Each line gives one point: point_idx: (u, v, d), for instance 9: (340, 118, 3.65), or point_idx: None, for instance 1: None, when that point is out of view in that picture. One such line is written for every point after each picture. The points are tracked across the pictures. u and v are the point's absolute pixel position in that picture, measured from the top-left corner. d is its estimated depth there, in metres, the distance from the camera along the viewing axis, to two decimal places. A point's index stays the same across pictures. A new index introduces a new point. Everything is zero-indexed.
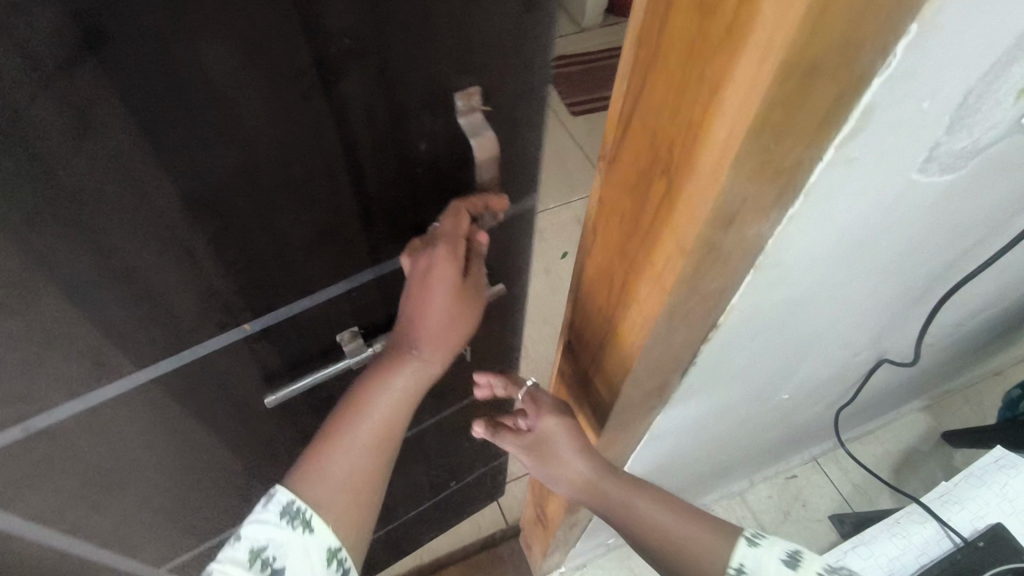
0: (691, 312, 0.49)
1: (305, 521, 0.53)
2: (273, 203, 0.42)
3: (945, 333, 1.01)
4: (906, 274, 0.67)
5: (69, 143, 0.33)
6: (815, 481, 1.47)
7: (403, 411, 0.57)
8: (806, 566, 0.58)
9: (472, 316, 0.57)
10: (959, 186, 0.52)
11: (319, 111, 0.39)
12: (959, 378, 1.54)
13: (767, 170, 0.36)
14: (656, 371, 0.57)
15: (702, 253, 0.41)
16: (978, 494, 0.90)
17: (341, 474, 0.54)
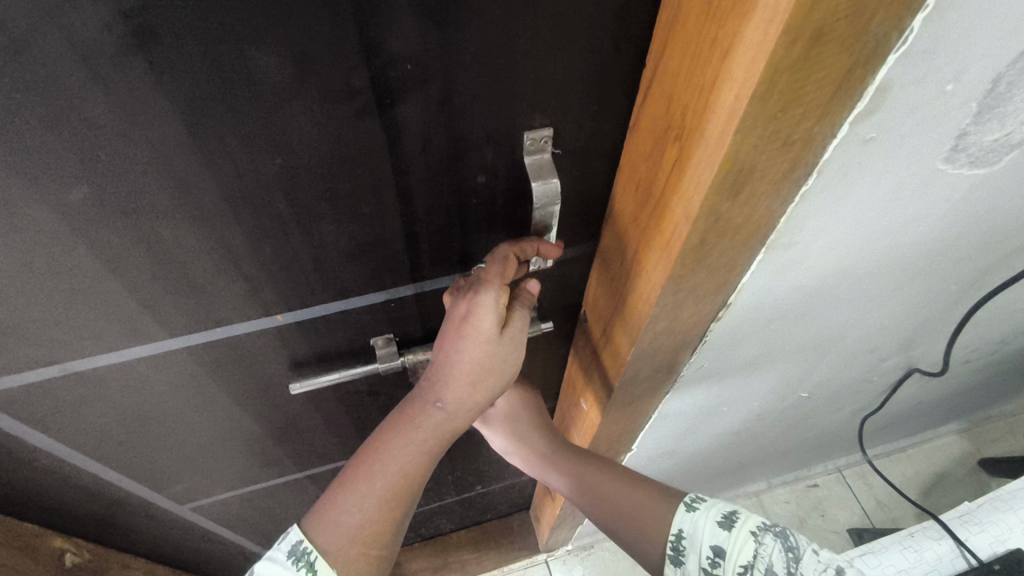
0: (692, 294, 0.45)
1: (310, 563, 0.46)
2: (316, 216, 0.41)
3: (992, 359, 1.02)
4: (952, 297, 0.64)
5: (106, 123, 0.31)
6: (838, 492, 1.56)
7: (422, 466, 0.50)
8: (740, 525, 0.56)
9: (510, 368, 0.50)
10: (1006, 189, 0.46)
11: (372, 137, 0.36)
12: (1002, 407, 1.58)
13: (771, 148, 0.32)
14: (653, 356, 0.53)
15: (702, 234, 0.37)
16: (1000, 518, 0.89)
17: (353, 528, 0.47)
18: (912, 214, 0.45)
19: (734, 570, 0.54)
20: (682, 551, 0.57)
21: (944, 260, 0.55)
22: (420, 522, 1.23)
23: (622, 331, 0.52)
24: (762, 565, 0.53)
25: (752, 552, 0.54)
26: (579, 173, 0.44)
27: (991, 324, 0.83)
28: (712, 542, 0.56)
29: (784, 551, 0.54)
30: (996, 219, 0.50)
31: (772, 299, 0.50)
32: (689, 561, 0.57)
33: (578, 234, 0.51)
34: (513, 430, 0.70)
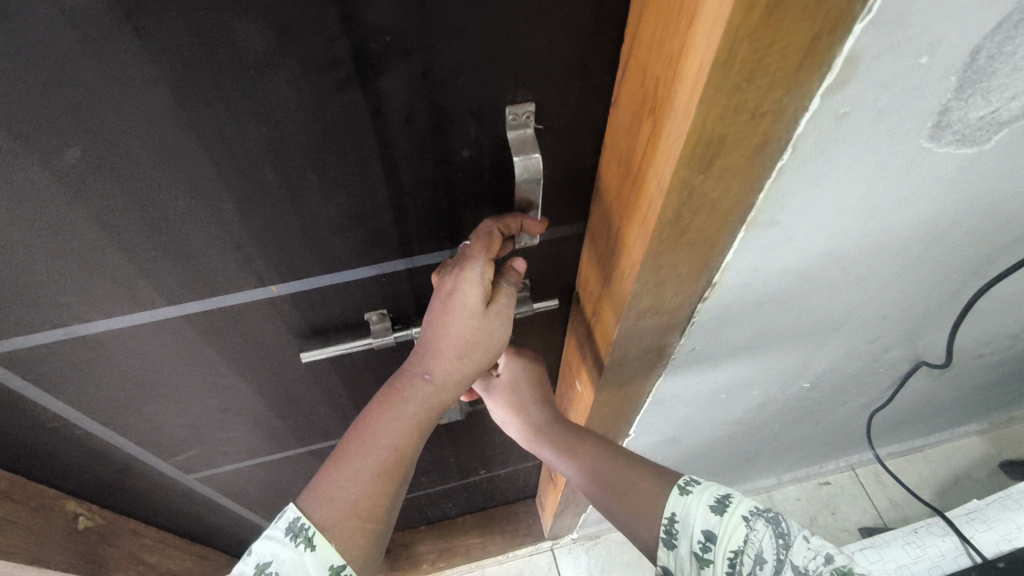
0: (676, 270, 0.45)
1: (308, 537, 0.46)
2: (303, 185, 0.42)
3: (1009, 357, 1.00)
4: (954, 285, 0.63)
5: (98, 88, 0.33)
6: (850, 490, 1.54)
7: (414, 438, 0.50)
8: (733, 510, 0.55)
9: (498, 343, 0.51)
10: (1000, 169, 0.45)
11: (354, 108, 0.37)
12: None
13: (739, 120, 0.33)
14: (641, 333, 0.54)
15: (677, 206, 0.38)
16: (1009, 517, 0.87)
17: (349, 502, 0.47)
18: (904, 192, 0.44)
19: (724, 555, 0.53)
20: (674, 534, 0.56)
21: (945, 243, 0.54)
22: (426, 505, 1.25)
23: (611, 306, 0.52)
24: (753, 551, 0.52)
25: (743, 537, 0.53)
26: (564, 150, 0.45)
27: (1005, 319, 0.80)
28: (704, 527, 0.55)
29: (776, 537, 0.52)
30: (993, 202, 0.49)
31: (761, 279, 0.50)
32: (681, 545, 0.56)
33: (567, 215, 0.51)
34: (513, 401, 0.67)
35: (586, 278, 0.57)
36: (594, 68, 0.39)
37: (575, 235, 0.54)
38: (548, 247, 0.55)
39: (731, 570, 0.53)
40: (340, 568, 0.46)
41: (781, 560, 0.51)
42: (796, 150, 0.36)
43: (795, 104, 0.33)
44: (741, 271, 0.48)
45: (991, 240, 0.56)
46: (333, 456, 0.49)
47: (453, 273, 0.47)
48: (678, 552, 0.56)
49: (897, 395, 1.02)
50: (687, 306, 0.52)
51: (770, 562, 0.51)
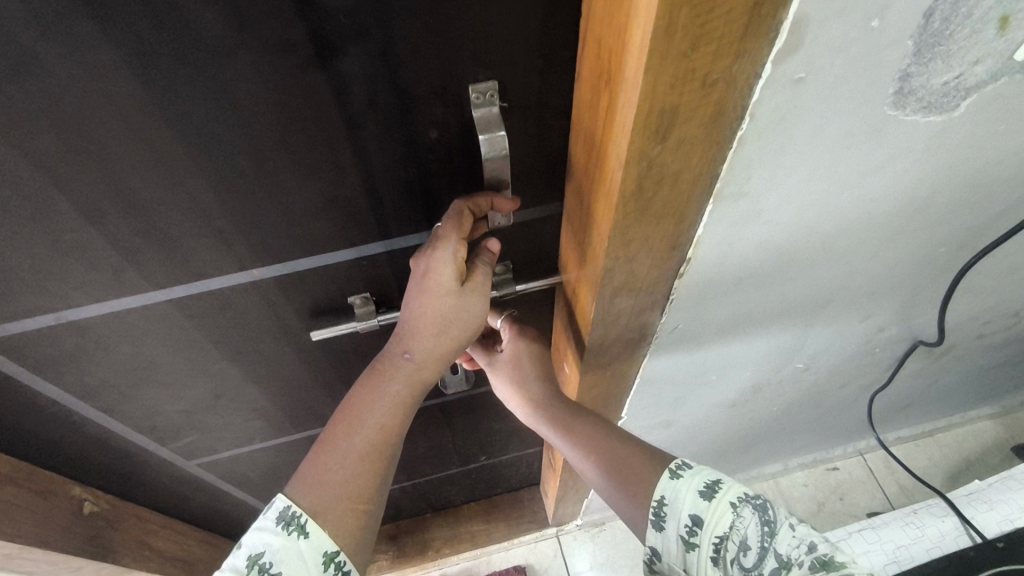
0: (646, 244, 0.46)
1: (302, 525, 0.45)
2: (274, 168, 0.43)
3: (1011, 337, 0.98)
4: (940, 260, 0.63)
5: (66, 74, 0.34)
6: (858, 476, 1.52)
7: (399, 417, 0.51)
8: (721, 495, 0.54)
9: (476, 321, 0.52)
10: (974, 139, 0.45)
11: (317, 89, 0.38)
12: None
13: (690, 89, 0.33)
14: (620, 309, 0.54)
15: (637, 179, 0.38)
16: (1010, 498, 0.86)
17: (338, 486, 0.47)
18: (873, 164, 0.44)
19: (709, 539, 0.53)
20: (662, 517, 0.56)
21: (924, 217, 0.53)
22: (430, 492, 1.26)
23: (587, 284, 0.52)
24: (737, 537, 0.52)
25: (729, 522, 0.52)
26: (532, 128, 0.45)
27: (1001, 297, 0.79)
28: (691, 511, 0.54)
29: (761, 525, 0.51)
30: (970, 173, 0.49)
31: (736, 254, 0.50)
32: (669, 527, 0.55)
33: (541, 195, 0.52)
34: (515, 375, 0.67)
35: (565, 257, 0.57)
36: (554, 45, 0.40)
37: (552, 215, 0.55)
38: (526, 228, 0.55)
39: (716, 554, 0.52)
40: (334, 553, 0.46)
41: (764, 547, 0.50)
42: (753, 120, 0.36)
43: (745, 72, 0.33)
44: (714, 247, 0.48)
45: (973, 213, 0.55)
46: (321, 442, 0.49)
47: (427, 253, 0.47)
48: (667, 534, 0.56)
49: (898, 377, 1.01)
50: (664, 284, 0.52)
51: (754, 549, 0.50)
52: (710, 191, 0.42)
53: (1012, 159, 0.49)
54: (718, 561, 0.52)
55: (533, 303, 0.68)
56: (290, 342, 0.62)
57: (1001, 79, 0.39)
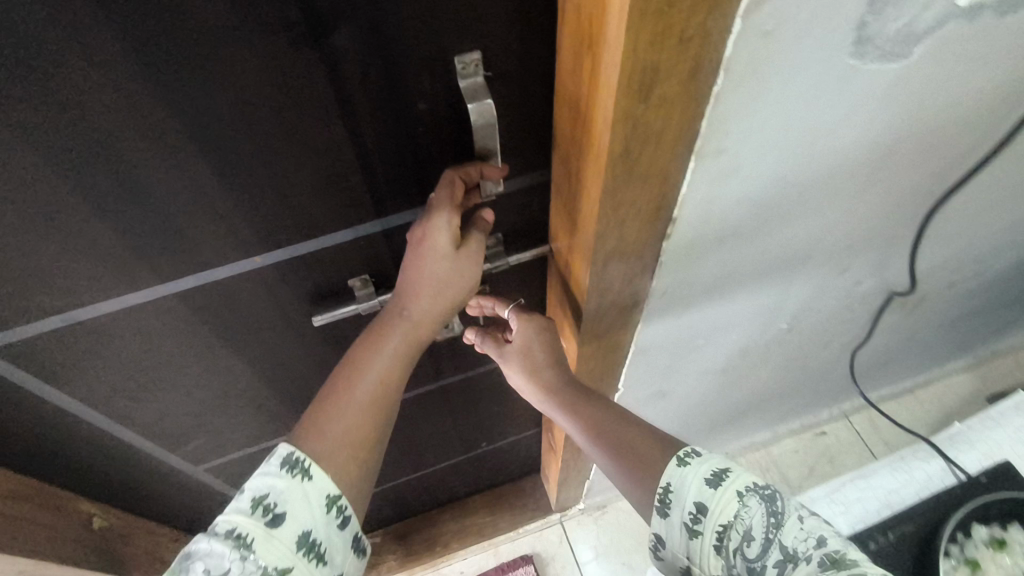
0: (635, 207, 0.48)
1: (306, 468, 0.47)
2: (272, 148, 0.44)
3: (979, 285, 1.03)
4: (906, 208, 0.67)
5: (73, 65, 0.35)
6: (846, 438, 1.57)
7: (397, 374, 0.53)
8: (728, 484, 0.54)
9: (471, 282, 0.54)
10: (928, 83, 0.48)
11: (311, 67, 0.40)
12: (1008, 344, 1.58)
13: (668, 45, 0.35)
14: (613, 273, 0.56)
15: (623, 138, 0.40)
16: (991, 436, 0.91)
17: (339, 433, 0.49)
18: (839, 113, 0.47)
19: (713, 527, 0.54)
20: (668, 504, 0.57)
21: (889, 164, 0.57)
22: (433, 486, 1.28)
23: (581, 250, 0.54)
24: (741, 527, 0.52)
25: (733, 512, 0.53)
26: (517, 98, 0.47)
27: (965, 245, 0.84)
28: (696, 498, 0.55)
29: (767, 515, 0.52)
30: (927, 118, 0.53)
31: (720, 211, 0.53)
32: (674, 513, 0.56)
33: (529, 166, 0.54)
34: (527, 364, 0.67)
35: (558, 229, 0.59)
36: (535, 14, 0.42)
37: (540, 184, 0.57)
38: (515, 200, 0.57)
39: (719, 543, 0.53)
40: (336, 497, 0.48)
41: (770, 538, 0.51)
42: (728, 74, 0.39)
43: (718, 27, 0.36)
44: (698, 204, 0.51)
45: (933, 158, 0.59)
46: (322, 393, 0.51)
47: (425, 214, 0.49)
48: (670, 521, 0.57)
49: (876, 332, 1.05)
50: (653, 245, 0.55)
51: (759, 539, 0.51)
52: (692, 148, 0.44)
53: (964, 103, 0.53)
54: (721, 549, 0.53)
55: (525, 279, 0.70)
56: (293, 331, 0.63)
57: (948, 25, 0.43)
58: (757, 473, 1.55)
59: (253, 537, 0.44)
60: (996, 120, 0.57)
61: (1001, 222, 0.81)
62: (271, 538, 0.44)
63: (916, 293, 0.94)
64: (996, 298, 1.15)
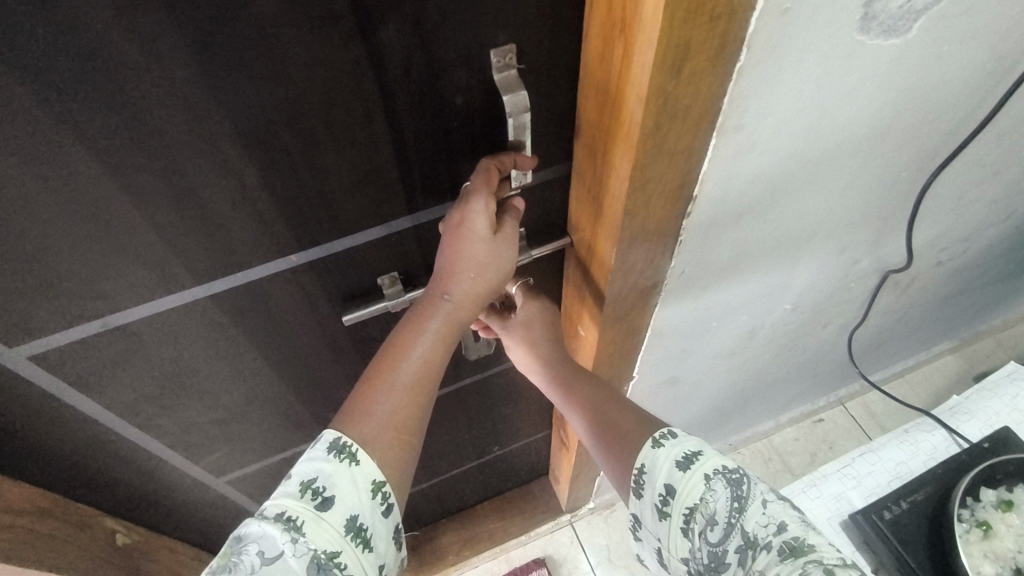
0: (662, 184, 0.50)
1: (352, 453, 0.48)
2: (315, 143, 0.45)
3: (964, 263, 1.08)
4: (902, 184, 0.70)
5: (133, 64, 0.36)
6: (842, 423, 1.61)
7: (439, 358, 0.54)
8: (696, 468, 0.56)
9: (507, 265, 0.55)
10: (924, 60, 0.52)
11: (357, 60, 0.42)
12: (990, 323, 1.64)
13: (700, 23, 0.38)
14: (636, 253, 0.58)
15: (655, 115, 0.43)
16: (988, 404, 0.95)
17: (384, 417, 0.50)
18: (847, 89, 0.50)
19: (680, 509, 0.57)
20: (642, 484, 0.60)
21: (888, 140, 0.60)
22: (445, 494, 1.27)
23: (605, 231, 0.56)
24: (706, 512, 0.55)
25: (699, 496, 0.55)
26: (545, 88, 0.49)
27: (953, 222, 0.88)
28: (665, 482, 0.58)
29: (731, 501, 0.54)
30: (921, 94, 0.56)
31: (737, 188, 0.56)
32: (647, 493, 0.59)
33: (553, 156, 0.56)
34: (528, 339, 0.69)
35: (579, 215, 0.61)
36: (564, 6, 0.44)
37: (563, 176, 0.59)
38: (538, 193, 0.59)
39: (685, 524, 0.56)
40: (381, 483, 0.49)
41: (732, 523, 0.54)
42: (751, 51, 0.42)
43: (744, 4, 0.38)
44: (718, 182, 0.53)
45: (927, 135, 0.63)
46: (363, 377, 0.52)
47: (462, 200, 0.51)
48: (643, 500, 0.60)
49: (871, 314, 1.09)
50: (675, 226, 0.57)
51: (722, 523, 0.54)
52: (715, 125, 0.47)
53: (956, 79, 0.56)
54: (687, 531, 0.56)
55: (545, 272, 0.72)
56: (321, 332, 0.64)
57: (943, 2, 0.46)
58: (760, 463, 1.58)
59: (304, 520, 0.46)
60: (984, 96, 0.61)
61: (986, 198, 0.85)
62: (320, 522, 0.46)
63: (908, 273, 0.98)
64: (978, 277, 1.20)
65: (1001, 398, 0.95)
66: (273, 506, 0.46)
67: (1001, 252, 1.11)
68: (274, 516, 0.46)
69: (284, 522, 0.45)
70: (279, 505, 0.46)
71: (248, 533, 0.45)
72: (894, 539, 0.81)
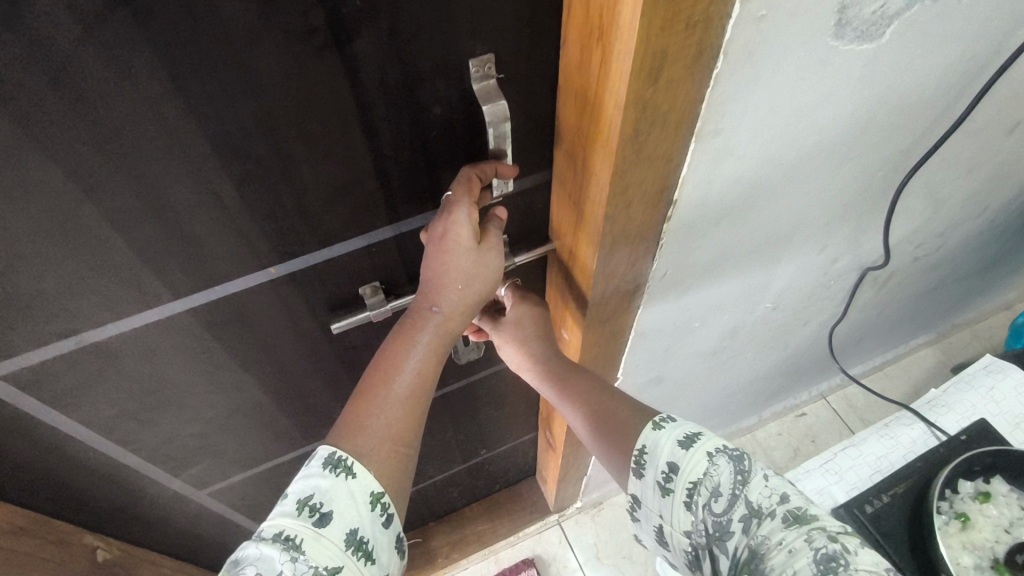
0: (641, 189, 0.50)
1: (348, 467, 0.48)
2: (292, 155, 0.45)
3: (939, 259, 1.10)
4: (878, 184, 0.71)
5: (99, 80, 0.36)
6: (824, 417, 1.63)
7: (431, 369, 0.54)
8: (700, 444, 0.57)
9: (494, 274, 0.56)
10: (898, 63, 0.52)
11: (334, 71, 0.41)
12: (966, 315, 1.67)
13: (676, 31, 0.38)
14: (618, 257, 0.58)
15: (633, 122, 0.43)
16: (964, 397, 0.96)
17: (380, 430, 0.50)
18: (822, 93, 0.51)
19: (683, 484, 0.57)
20: (643, 464, 0.59)
21: (863, 141, 0.61)
22: (432, 498, 1.27)
23: (587, 235, 0.56)
24: (711, 484, 0.55)
25: (704, 470, 0.56)
26: (524, 96, 0.49)
27: (928, 218, 0.89)
28: (669, 458, 0.58)
29: (736, 474, 0.56)
30: (896, 97, 0.57)
31: (716, 192, 0.56)
32: (647, 473, 0.59)
33: (534, 162, 0.56)
34: (519, 337, 0.69)
35: (560, 220, 0.61)
36: (541, 15, 0.44)
37: (544, 181, 0.59)
38: (519, 199, 0.59)
39: (689, 499, 0.56)
40: (379, 494, 0.49)
41: (737, 494, 0.55)
42: (726, 58, 0.42)
43: (719, 12, 0.39)
44: (697, 186, 0.54)
45: (901, 135, 0.64)
46: (358, 390, 0.52)
47: (447, 210, 0.51)
48: (645, 479, 0.59)
49: (850, 310, 1.11)
50: (655, 230, 0.58)
51: (726, 496, 0.55)
52: (693, 130, 0.47)
53: (928, 81, 0.57)
54: (690, 505, 0.56)
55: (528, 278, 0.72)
56: (302, 343, 0.63)
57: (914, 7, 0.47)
58: None
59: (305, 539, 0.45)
60: (956, 97, 0.62)
61: (959, 195, 0.87)
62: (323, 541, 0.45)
63: (885, 269, 0.99)
64: (953, 271, 1.22)
65: (976, 391, 0.96)
66: (269, 526, 0.46)
67: (974, 247, 1.13)
68: (271, 537, 0.45)
69: (281, 542, 0.45)
70: (275, 524, 0.46)
71: (244, 555, 0.45)
72: (875, 531, 0.82)
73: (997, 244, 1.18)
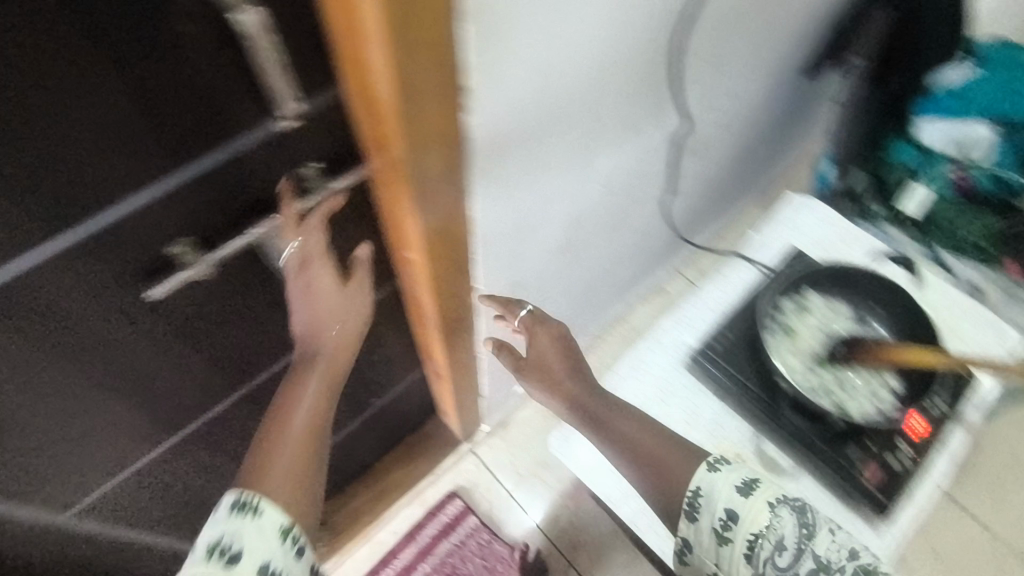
0: (426, 82, 0.51)
1: (254, 508, 0.59)
2: (34, 108, 0.41)
3: (742, 119, 1.21)
4: (660, 50, 0.76)
5: None
6: (683, 289, 1.78)
7: (312, 430, 0.68)
8: (759, 493, 0.68)
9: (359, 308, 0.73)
10: None
11: (52, 6, 0.37)
12: (781, 171, 1.87)
13: None
14: (429, 162, 0.59)
15: (391, 5, 0.43)
16: (778, 232, 1.09)
17: (280, 472, 0.63)
18: None
19: (744, 534, 0.67)
20: (697, 509, 0.70)
21: (629, 8, 0.65)
22: (339, 458, 1.26)
23: (392, 147, 0.56)
24: (775, 535, 0.66)
25: (766, 521, 0.66)
26: (290, 10, 0.47)
27: (719, 80, 0.98)
28: (727, 504, 0.68)
29: (800, 527, 0.67)
30: None
31: (503, 78, 0.58)
32: (703, 519, 0.70)
33: (323, 83, 0.54)
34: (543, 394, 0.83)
35: (367, 143, 0.60)
36: None
37: (340, 102, 0.57)
38: (321, 125, 0.57)
39: (749, 550, 0.66)
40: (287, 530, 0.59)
41: (802, 548, 0.66)
42: None
43: None
44: (483, 73, 0.55)
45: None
46: (256, 462, 0.64)
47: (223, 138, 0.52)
48: (698, 523, 0.70)
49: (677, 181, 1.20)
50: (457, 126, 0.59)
51: (790, 548, 0.66)
52: (456, 10, 0.48)
53: None
54: (751, 557, 0.66)
55: (362, 212, 0.70)
56: (122, 315, 0.59)
57: None
58: (623, 344, 1.71)
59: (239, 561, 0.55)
60: None
61: (739, 53, 0.95)
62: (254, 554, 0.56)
63: (696, 134, 1.07)
64: (757, 128, 1.35)
65: (785, 224, 1.09)
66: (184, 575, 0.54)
67: (769, 101, 1.25)
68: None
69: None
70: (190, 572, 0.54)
71: None
72: (725, 363, 0.92)
73: (788, 98, 1.32)
